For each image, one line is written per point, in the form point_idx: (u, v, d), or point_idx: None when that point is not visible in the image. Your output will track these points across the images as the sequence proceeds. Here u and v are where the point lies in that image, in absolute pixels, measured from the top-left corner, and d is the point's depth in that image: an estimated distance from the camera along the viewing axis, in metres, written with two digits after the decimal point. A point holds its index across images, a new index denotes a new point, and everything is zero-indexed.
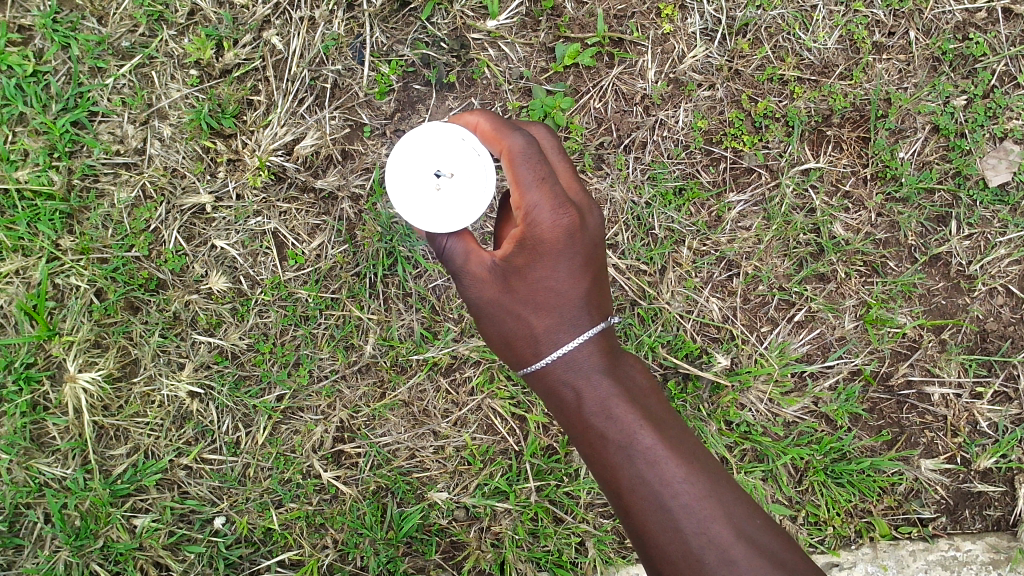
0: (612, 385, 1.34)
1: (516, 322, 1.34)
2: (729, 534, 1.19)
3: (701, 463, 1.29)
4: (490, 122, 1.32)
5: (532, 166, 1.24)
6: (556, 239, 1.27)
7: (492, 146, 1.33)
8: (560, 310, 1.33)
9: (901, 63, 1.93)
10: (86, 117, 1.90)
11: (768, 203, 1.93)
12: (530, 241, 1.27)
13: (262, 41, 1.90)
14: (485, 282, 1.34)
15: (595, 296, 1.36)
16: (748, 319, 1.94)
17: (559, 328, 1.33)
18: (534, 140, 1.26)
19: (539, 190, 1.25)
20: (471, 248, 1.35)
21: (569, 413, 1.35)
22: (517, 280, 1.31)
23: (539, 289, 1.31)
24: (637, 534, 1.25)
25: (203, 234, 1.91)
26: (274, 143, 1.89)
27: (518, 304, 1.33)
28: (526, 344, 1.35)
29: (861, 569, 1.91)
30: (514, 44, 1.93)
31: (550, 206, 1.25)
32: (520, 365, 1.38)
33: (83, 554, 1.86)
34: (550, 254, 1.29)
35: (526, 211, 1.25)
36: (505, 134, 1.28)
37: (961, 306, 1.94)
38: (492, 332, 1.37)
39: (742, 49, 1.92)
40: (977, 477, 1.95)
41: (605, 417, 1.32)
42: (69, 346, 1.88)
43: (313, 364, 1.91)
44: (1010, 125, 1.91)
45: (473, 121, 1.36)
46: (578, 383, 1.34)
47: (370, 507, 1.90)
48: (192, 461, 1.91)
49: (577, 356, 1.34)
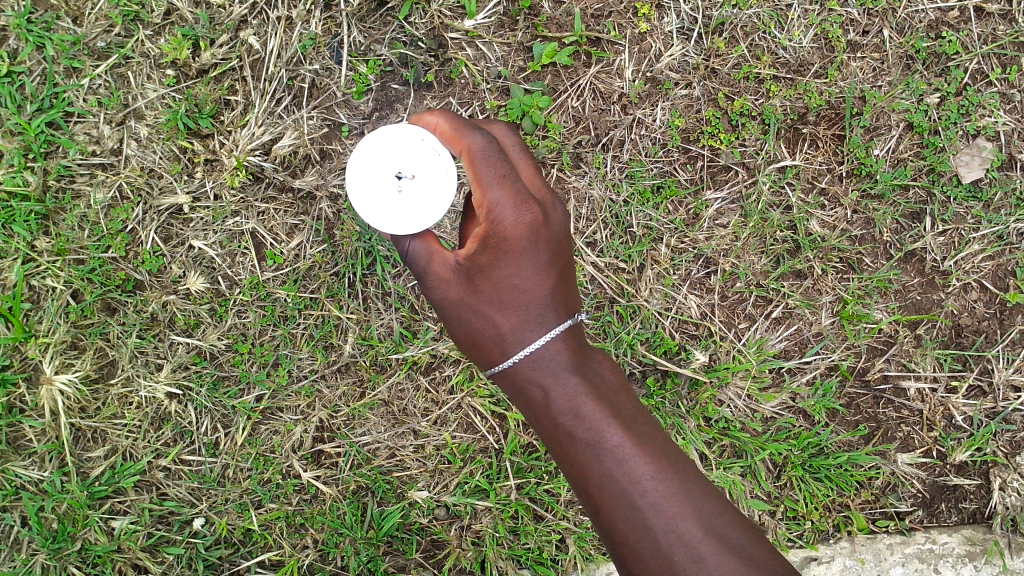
0: (580, 382, 1.35)
1: (481, 321, 1.35)
2: (698, 532, 1.19)
3: (670, 459, 1.29)
4: (450, 123, 1.30)
5: (492, 164, 1.24)
6: (519, 236, 1.27)
7: (451, 146, 1.31)
8: (526, 308, 1.33)
9: (875, 61, 1.95)
10: (61, 118, 1.89)
11: (745, 200, 1.94)
12: (493, 240, 1.27)
13: (239, 41, 1.90)
14: (449, 283, 1.34)
15: (562, 292, 1.36)
16: (726, 316, 1.96)
17: (525, 326, 1.34)
18: (493, 139, 1.26)
19: (500, 188, 1.24)
20: (433, 249, 1.36)
21: (539, 412, 1.35)
22: (481, 279, 1.31)
23: (505, 288, 1.32)
24: (608, 534, 1.26)
25: (180, 235, 1.90)
26: (251, 143, 1.88)
27: (482, 303, 1.33)
28: (494, 344, 1.35)
29: (838, 563, 1.93)
30: (491, 43, 1.93)
31: (512, 204, 1.25)
32: (487, 365, 1.38)
33: (60, 557, 1.85)
34: (515, 252, 1.29)
35: (488, 209, 1.25)
36: (464, 133, 1.27)
37: (936, 301, 1.97)
38: (458, 332, 1.38)
39: (718, 48, 1.93)
40: (953, 470, 1.97)
41: (573, 415, 1.32)
42: (46, 347, 1.87)
43: (292, 364, 1.91)
44: (983, 122, 1.93)
45: (433, 122, 1.32)
46: (546, 381, 1.34)
47: (350, 507, 1.90)
48: (171, 463, 1.90)
49: (544, 354, 1.35)
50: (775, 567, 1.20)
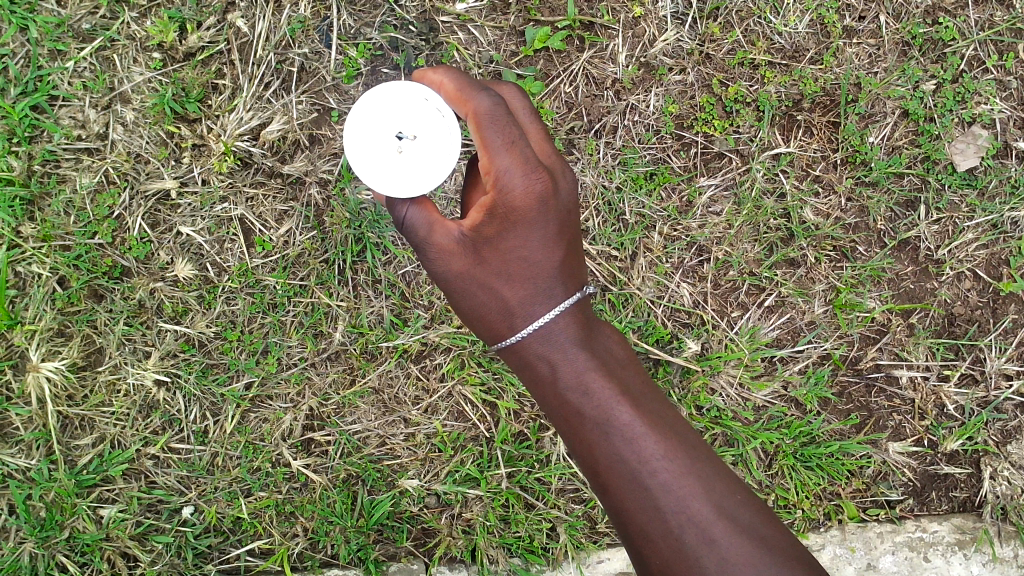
0: (588, 358, 1.33)
1: (488, 296, 1.33)
2: (707, 512, 1.19)
3: (679, 437, 1.28)
4: (455, 83, 1.30)
5: (500, 128, 1.22)
6: (528, 206, 1.25)
7: (457, 108, 1.31)
8: (534, 282, 1.32)
9: (871, 47, 1.94)
10: (45, 101, 1.86)
11: (739, 187, 1.92)
12: (501, 210, 1.25)
13: (227, 24, 1.88)
14: (453, 255, 1.31)
15: (569, 265, 1.35)
16: (719, 304, 1.94)
17: (533, 300, 1.32)
18: (500, 101, 1.24)
19: (508, 154, 1.22)
20: (432, 218, 1.31)
21: (545, 388, 1.34)
22: (489, 251, 1.29)
23: (512, 260, 1.30)
24: (617, 513, 1.25)
25: (168, 221, 1.88)
26: (240, 128, 1.86)
27: (490, 276, 1.31)
28: (501, 319, 1.34)
29: (828, 551, 1.91)
30: (483, 27, 1.92)
31: (521, 172, 1.23)
32: (494, 341, 1.37)
33: (48, 546, 1.83)
34: (523, 223, 1.27)
35: (496, 176, 1.23)
36: (472, 95, 1.27)
37: (929, 290, 1.95)
38: (462, 307, 1.36)
39: (713, 33, 1.92)
40: (944, 459, 1.96)
41: (581, 394, 1.31)
42: (32, 335, 1.84)
43: (282, 352, 1.89)
44: (979, 109, 1.93)
45: (437, 80, 1.33)
46: (553, 356, 1.33)
47: (340, 495, 1.88)
48: (160, 450, 1.88)
49: (552, 329, 1.33)
50: (784, 545, 1.20)
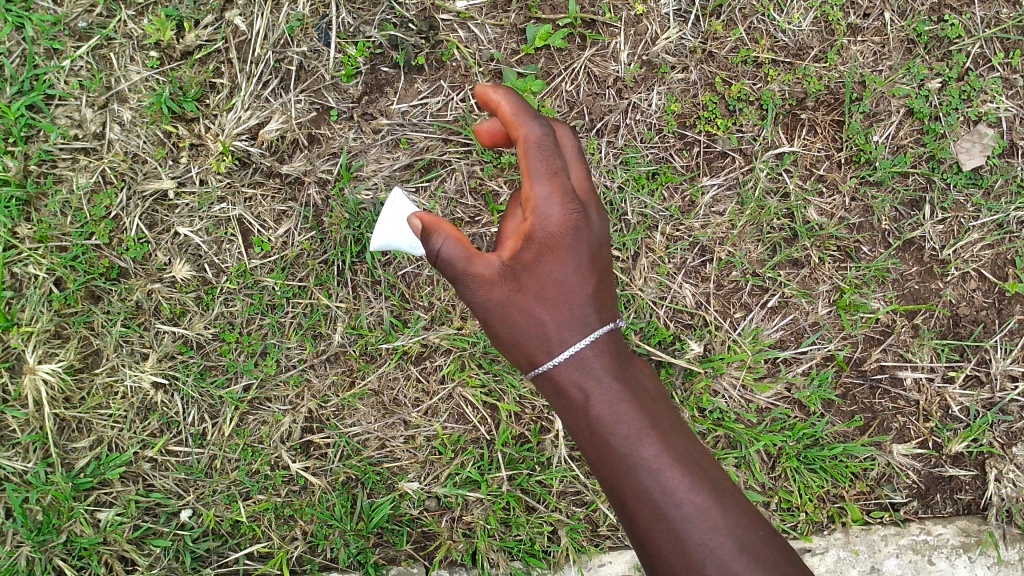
0: (620, 387, 1.30)
1: (523, 322, 1.31)
2: (731, 548, 1.16)
3: (707, 472, 1.25)
4: (512, 107, 1.28)
5: (545, 158, 1.25)
6: (566, 235, 1.27)
7: (511, 133, 1.29)
8: (569, 309, 1.30)
9: (876, 45, 1.92)
10: (41, 101, 1.85)
11: (741, 187, 1.90)
12: (540, 237, 1.27)
13: (224, 22, 1.86)
14: (490, 284, 1.30)
15: (604, 297, 1.33)
16: (722, 305, 1.92)
17: (567, 328, 1.30)
18: (551, 130, 1.26)
19: (548, 183, 1.25)
20: (470, 252, 1.30)
21: (575, 418, 1.30)
22: (528, 279, 1.30)
23: (548, 287, 1.29)
24: (640, 544, 1.22)
25: (165, 221, 1.86)
26: (237, 127, 1.85)
27: (525, 303, 1.30)
28: (534, 345, 1.31)
29: (833, 554, 1.89)
30: (484, 25, 1.90)
31: (559, 202, 1.26)
32: (526, 368, 1.34)
33: (45, 550, 1.81)
34: (561, 252, 1.28)
35: (536, 203, 1.26)
36: (522, 121, 1.27)
37: (933, 291, 1.93)
38: (496, 334, 1.34)
39: (715, 30, 1.91)
40: (948, 461, 1.94)
41: (610, 423, 1.27)
42: (28, 337, 1.82)
43: (280, 354, 1.87)
44: (984, 108, 1.91)
45: (496, 100, 1.29)
46: (585, 383, 1.29)
47: (339, 498, 1.86)
48: (157, 453, 1.86)
49: (585, 356, 1.30)
50: None
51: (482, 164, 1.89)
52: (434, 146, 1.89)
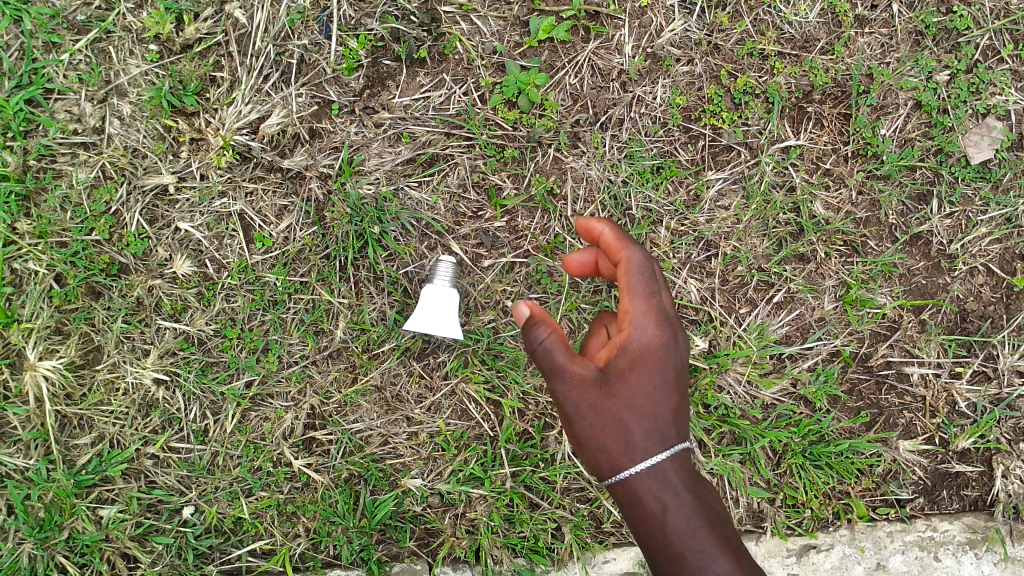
0: (695, 500, 1.38)
1: (609, 429, 1.40)
2: None
3: None
4: (616, 234, 1.48)
5: (645, 278, 1.42)
6: (657, 355, 1.41)
7: (613, 256, 1.47)
8: (654, 424, 1.40)
9: (884, 37, 1.90)
10: (40, 95, 1.83)
11: (747, 181, 1.88)
12: (635, 351, 1.40)
13: (224, 15, 1.85)
14: (585, 390, 1.40)
15: (683, 418, 1.44)
16: (727, 301, 1.90)
17: (650, 440, 1.40)
18: (651, 256, 1.44)
19: (645, 301, 1.41)
20: (569, 356, 1.41)
21: (652, 526, 1.37)
22: (619, 388, 1.40)
23: (637, 398, 1.40)
24: None
25: (166, 216, 1.85)
26: (238, 121, 1.83)
27: (614, 412, 1.40)
28: (616, 452, 1.40)
29: (838, 551, 1.88)
30: (486, 17, 1.88)
31: (654, 321, 1.41)
32: (605, 475, 1.42)
33: (47, 547, 1.80)
34: (651, 369, 1.41)
35: (633, 321, 1.40)
36: (626, 245, 1.45)
37: (941, 286, 1.91)
38: (582, 439, 1.42)
39: (721, 22, 1.89)
40: (955, 457, 1.92)
41: (686, 534, 1.35)
42: (29, 333, 1.80)
43: (283, 350, 1.85)
44: (993, 100, 1.89)
45: (600, 229, 1.51)
46: (664, 495, 1.38)
47: (342, 495, 1.85)
48: (159, 450, 1.85)
49: (664, 467, 1.39)
50: None
51: (485, 158, 1.88)
52: (436, 139, 1.88)
